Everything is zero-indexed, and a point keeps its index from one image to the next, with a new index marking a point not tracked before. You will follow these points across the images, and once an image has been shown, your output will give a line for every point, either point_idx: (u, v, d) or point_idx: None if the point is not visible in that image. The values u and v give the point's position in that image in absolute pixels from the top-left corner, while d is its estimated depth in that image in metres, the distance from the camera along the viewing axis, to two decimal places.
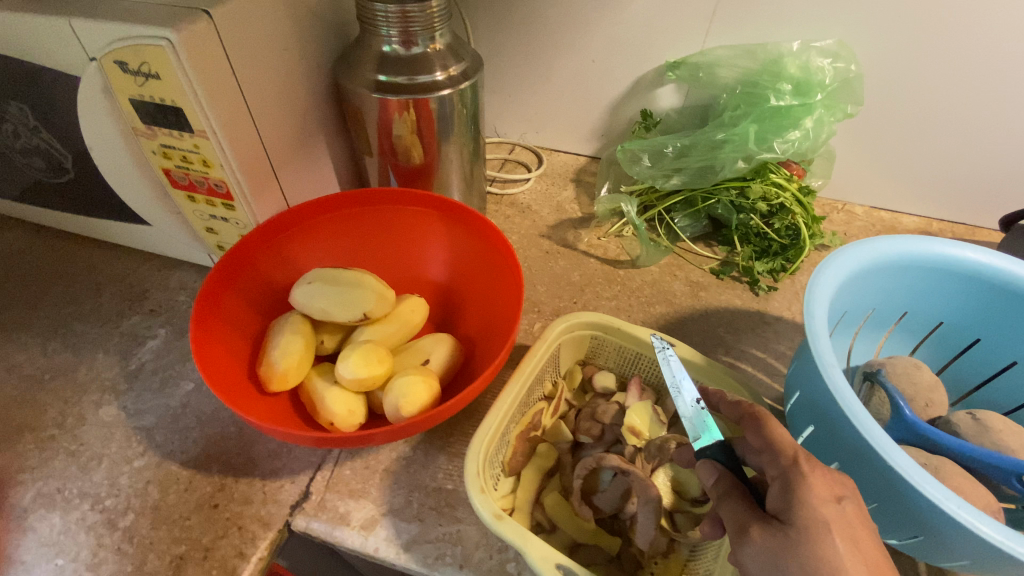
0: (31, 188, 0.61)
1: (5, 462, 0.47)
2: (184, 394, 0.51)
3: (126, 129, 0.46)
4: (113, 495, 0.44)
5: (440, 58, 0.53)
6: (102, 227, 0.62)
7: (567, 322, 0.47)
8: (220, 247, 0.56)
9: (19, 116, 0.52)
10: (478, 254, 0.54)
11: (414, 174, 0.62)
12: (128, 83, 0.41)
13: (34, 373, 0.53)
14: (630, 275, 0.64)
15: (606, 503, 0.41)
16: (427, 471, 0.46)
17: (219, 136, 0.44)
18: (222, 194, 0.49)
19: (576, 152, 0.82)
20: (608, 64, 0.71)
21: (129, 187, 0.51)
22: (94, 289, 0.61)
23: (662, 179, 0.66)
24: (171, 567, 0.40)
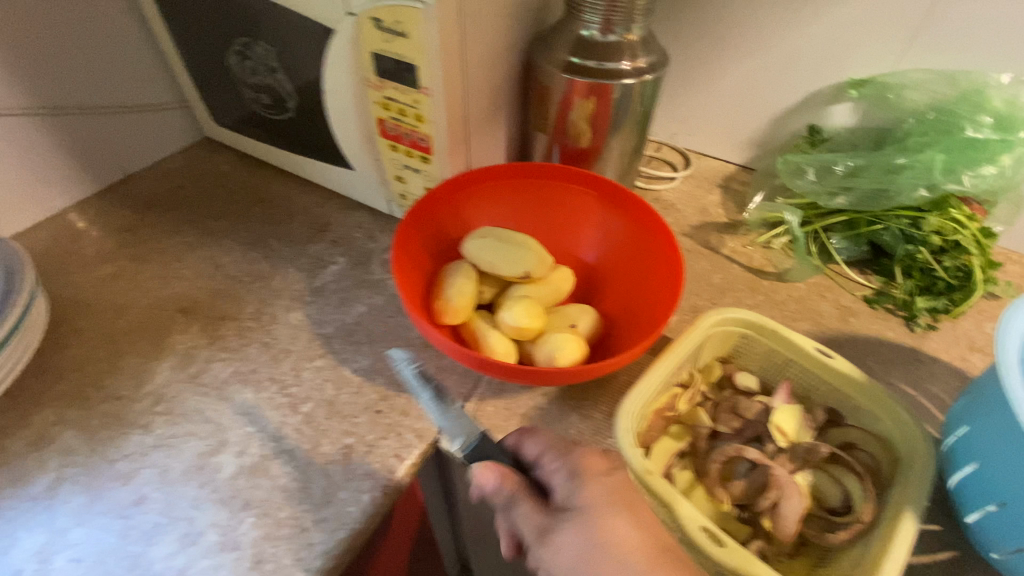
0: (251, 120, 0.71)
1: (213, 339, 0.55)
2: (358, 314, 0.59)
3: (359, 79, 0.53)
4: (297, 383, 0.52)
5: (631, 48, 0.56)
6: (300, 162, 0.71)
7: (721, 315, 0.48)
8: (400, 196, 0.63)
9: (265, 57, 0.61)
10: (632, 237, 0.56)
11: (577, 157, 0.65)
12: (377, 38, 0.48)
13: (237, 274, 0.62)
14: (774, 287, 0.63)
15: (743, 492, 0.42)
16: (562, 425, 0.50)
17: (438, 94, 0.50)
18: (421, 148, 0.55)
19: (725, 158, 0.81)
20: (784, 74, 0.70)
21: (342, 129, 0.59)
22: (287, 215, 0.70)
23: (826, 196, 0.65)
24: (341, 453, 0.47)
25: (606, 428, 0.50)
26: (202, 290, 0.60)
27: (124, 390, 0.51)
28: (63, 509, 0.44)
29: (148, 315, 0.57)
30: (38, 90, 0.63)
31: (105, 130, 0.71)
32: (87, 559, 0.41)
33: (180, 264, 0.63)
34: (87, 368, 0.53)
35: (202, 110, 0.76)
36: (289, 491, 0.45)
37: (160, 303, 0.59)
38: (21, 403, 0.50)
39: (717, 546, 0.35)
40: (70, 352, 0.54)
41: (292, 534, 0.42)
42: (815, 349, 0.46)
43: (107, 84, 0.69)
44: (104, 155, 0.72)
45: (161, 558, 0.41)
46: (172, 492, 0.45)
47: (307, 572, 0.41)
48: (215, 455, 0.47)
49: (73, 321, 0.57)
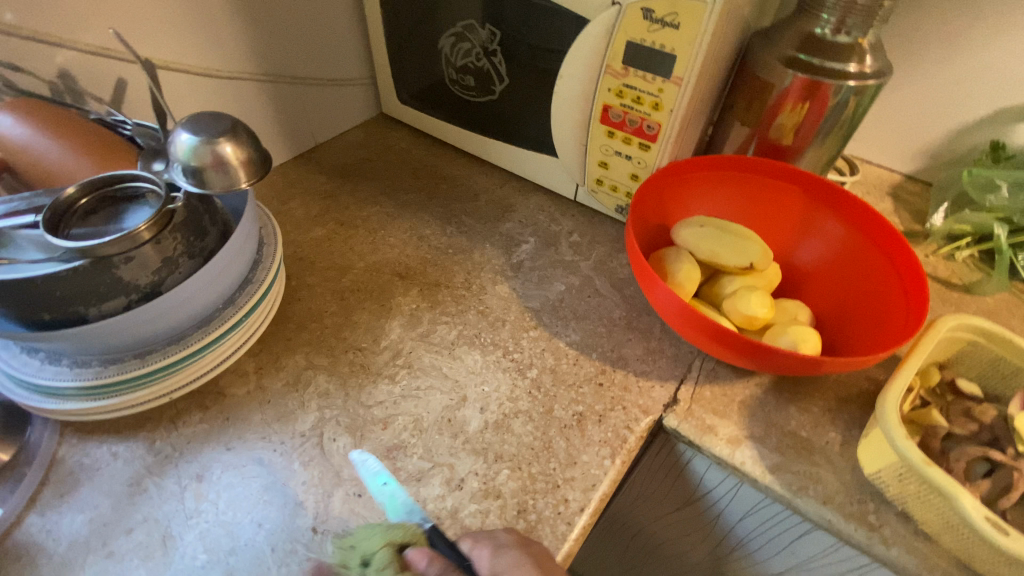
0: (443, 99, 0.75)
1: (433, 303, 0.59)
2: (559, 291, 0.62)
3: (600, 65, 0.55)
4: (519, 350, 0.55)
5: (859, 52, 0.57)
6: (486, 143, 0.74)
7: (954, 321, 0.49)
8: (596, 181, 0.66)
9: (485, 40, 0.64)
10: (846, 241, 0.57)
11: (773, 151, 0.66)
12: (640, 28, 0.50)
13: (439, 245, 0.66)
14: (963, 299, 0.64)
15: (992, 490, 0.43)
16: (783, 415, 0.51)
17: (687, 85, 0.52)
18: (646, 135, 0.58)
19: (890, 165, 0.81)
20: (977, 86, 0.70)
21: (561, 113, 0.61)
22: (472, 193, 0.74)
23: (1020, 214, 0.65)
24: (575, 419, 0.50)
25: (826, 422, 0.51)
26: (411, 257, 0.64)
27: (362, 342, 0.55)
28: (331, 446, 0.48)
29: (368, 276, 0.61)
30: (267, 58, 0.68)
31: (307, 100, 0.75)
32: (364, 494, 0.45)
33: (385, 232, 0.66)
34: (324, 321, 0.57)
35: (389, 88, 0.80)
36: (536, 450, 0.48)
37: (375, 266, 0.62)
38: (272, 347, 0.55)
39: (1006, 535, 0.37)
40: (305, 304, 0.58)
41: (547, 489, 0.45)
42: None
43: (315, 57, 0.73)
44: (302, 124, 0.76)
45: (432, 500, 0.44)
46: (428, 440, 0.48)
47: (569, 525, 0.43)
48: (460, 410, 0.50)
49: (300, 276, 0.61)
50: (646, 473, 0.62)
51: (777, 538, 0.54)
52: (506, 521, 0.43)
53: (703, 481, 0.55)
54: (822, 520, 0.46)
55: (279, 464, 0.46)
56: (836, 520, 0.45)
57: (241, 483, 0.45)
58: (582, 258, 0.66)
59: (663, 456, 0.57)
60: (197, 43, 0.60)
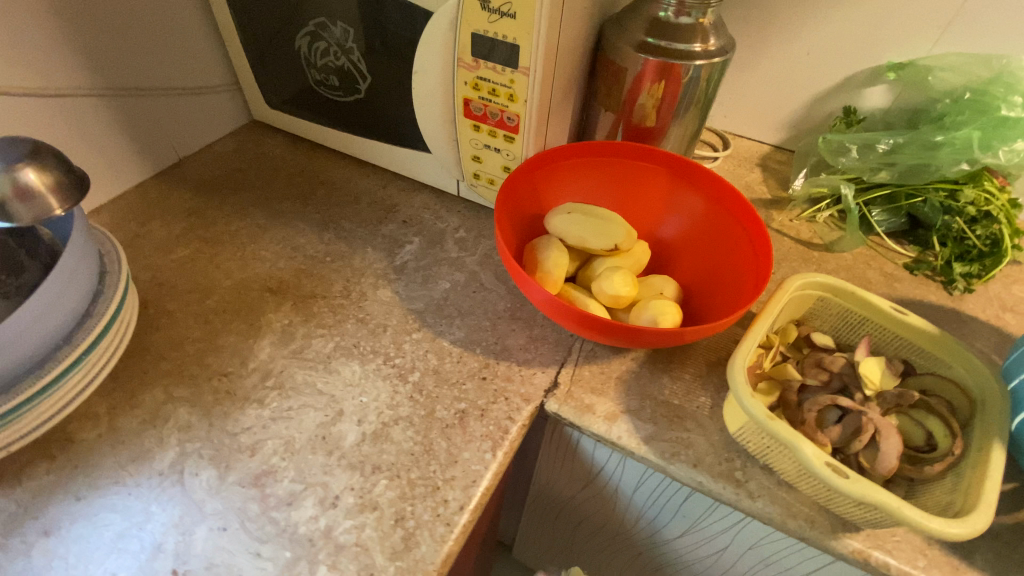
0: (312, 103, 0.72)
1: (308, 316, 0.56)
2: (444, 289, 0.60)
3: (452, 59, 0.54)
4: (400, 355, 0.54)
5: (703, 31, 0.59)
6: (362, 144, 0.72)
7: (802, 279, 0.52)
8: (473, 175, 0.65)
9: (341, 39, 0.61)
10: (709, 215, 0.59)
11: (640, 134, 0.68)
12: (481, 19, 0.50)
13: (316, 254, 0.63)
14: (824, 257, 0.68)
15: (840, 435, 0.46)
16: (656, 386, 0.53)
17: (536, 75, 0.52)
18: (509, 127, 0.57)
19: (760, 139, 0.86)
20: (823, 59, 0.75)
21: (425, 109, 0.60)
22: (352, 197, 0.71)
23: (869, 172, 0.69)
24: (457, 417, 0.49)
25: (696, 387, 0.53)
26: (285, 270, 0.61)
27: (230, 366, 0.52)
28: (193, 481, 0.45)
29: (237, 295, 0.58)
30: (104, 71, 0.62)
31: (161, 112, 0.70)
32: (230, 527, 0.42)
33: (255, 246, 0.64)
34: (187, 348, 0.53)
35: (255, 93, 0.76)
36: (416, 454, 0.47)
37: (245, 283, 0.59)
38: (128, 384, 0.51)
39: (845, 478, 0.38)
40: (165, 333, 0.54)
41: (426, 493, 0.44)
42: (891, 306, 0.50)
43: (164, 65, 0.68)
44: (159, 139, 0.71)
45: (304, 522, 0.43)
46: (300, 460, 0.46)
47: (448, 526, 0.43)
48: (336, 424, 0.48)
49: (160, 303, 0.57)
50: (549, 458, 0.63)
51: (668, 502, 0.56)
52: (383, 532, 0.42)
53: (595, 459, 0.57)
54: (693, 482, 0.48)
55: (136, 508, 0.43)
56: (705, 480, 0.47)
57: (90, 536, 0.42)
58: (467, 252, 0.65)
59: (555, 439, 0.58)
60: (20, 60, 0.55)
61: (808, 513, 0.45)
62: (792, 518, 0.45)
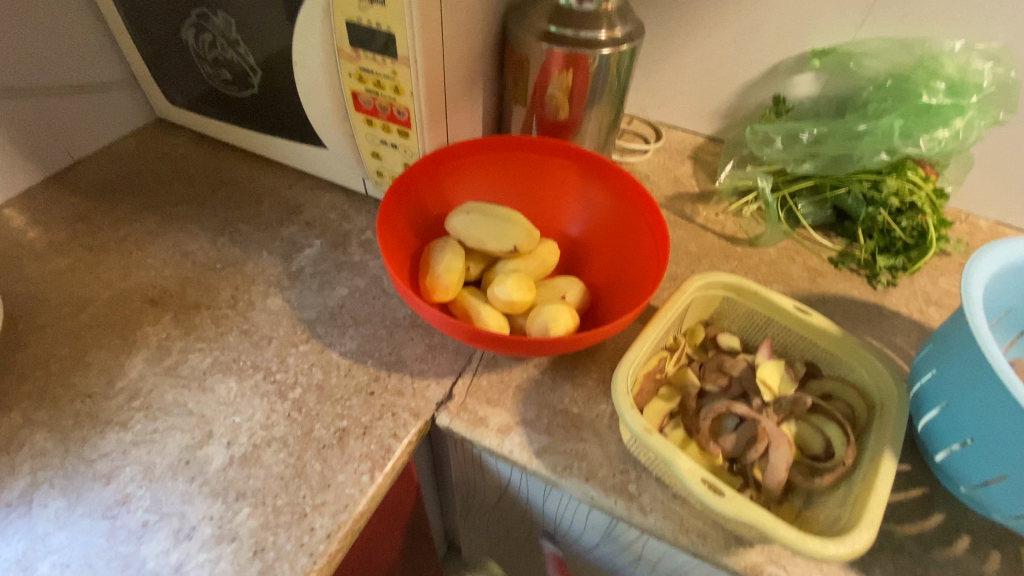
0: (210, 98, 0.68)
1: (187, 329, 0.53)
2: (341, 296, 0.57)
3: (332, 50, 0.51)
4: (283, 369, 0.50)
5: (608, 17, 0.56)
6: (265, 142, 0.68)
7: (702, 280, 0.50)
8: (376, 173, 0.61)
9: (224, 29, 0.57)
10: (617, 211, 0.57)
11: (556, 128, 0.65)
12: (352, 5, 0.46)
13: (207, 261, 0.59)
14: (748, 252, 0.66)
15: (734, 445, 0.43)
16: (556, 394, 0.50)
17: (417, 65, 0.48)
18: (400, 121, 0.54)
19: (694, 130, 0.83)
20: (752, 44, 0.72)
21: (315, 103, 0.56)
22: (255, 198, 0.67)
23: (794, 163, 0.68)
24: (336, 437, 0.46)
25: (598, 395, 0.50)
26: (170, 279, 0.57)
27: (95, 386, 0.48)
28: (37, 515, 0.41)
29: (114, 308, 0.54)
30: None
31: (48, 113, 0.65)
32: (72, 564, 0.39)
33: (142, 252, 0.60)
34: (51, 367, 0.49)
35: (153, 89, 0.71)
36: (286, 479, 0.43)
37: (124, 294, 0.55)
38: None
39: (719, 496, 0.36)
40: (29, 351, 0.50)
41: (292, 521, 0.41)
42: (793, 305, 0.48)
43: (46, 62, 0.63)
44: (47, 141, 0.66)
45: (154, 557, 0.39)
46: (158, 488, 0.42)
47: (311, 557, 0.40)
48: (202, 447, 0.45)
49: (29, 318, 0.53)
50: (459, 470, 0.60)
51: (576, 515, 0.54)
52: (239, 565, 0.39)
53: (498, 471, 0.54)
54: (586, 497, 0.45)
55: None
56: (597, 495, 0.44)
57: None
58: (371, 255, 0.61)
59: (458, 451, 0.55)
60: None
61: (703, 528, 0.43)
62: (685, 534, 0.43)
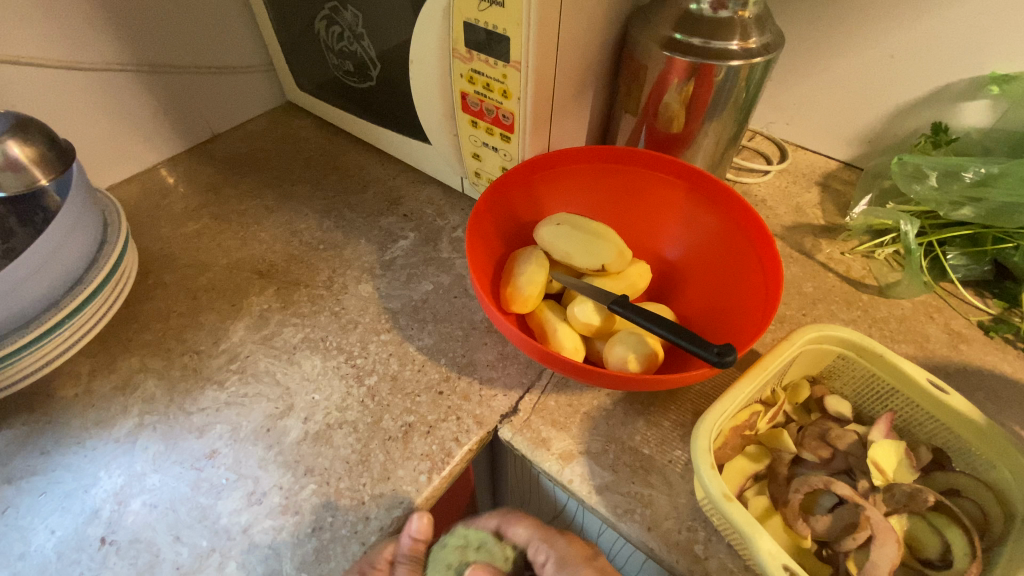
0: (334, 86, 0.71)
1: (286, 303, 0.57)
2: (425, 292, 0.58)
3: (447, 50, 0.51)
4: (363, 355, 0.52)
5: (744, 26, 0.50)
6: (376, 131, 0.71)
7: (815, 333, 0.44)
8: (475, 173, 0.61)
9: (352, 24, 0.60)
10: (724, 238, 0.52)
11: (667, 141, 0.60)
12: (471, 7, 0.46)
13: (312, 241, 0.63)
14: (874, 302, 0.57)
15: (826, 529, 0.38)
16: (627, 429, 0.47)
17: (528, 69, 0.47)
18: (504, 125, 0.53)
19: (827, 153, 0.74)
20: (915, 60, 0.62)
21: (426, 100, 0.57)
22: (361, 186, 0.70)
23: (949, 206, 0.57)
24: (402, 430, 0.47)
25: (674, 438, 0.46)
26: (278, 253, 0.62)
27: (203, 345, 0.53)
28: (141, 454, 0.46)
29: (229, 276, 0.60)
30: (139, 49, 0.65)
31: (194, 90, 0.72)
32: (161, 505, 0.43)
33: (257, 226, 0.65)
34: (170, 321, 0.55)
35: (286, 74, 0.76)
36: (350, 463, 0.45)
37: (238, 263, 0.61)
38: (112, 348, 0.53)
39: None
40: (156, 304, 0.57)
41: (351, 506, 0.43)
42: (927, 379, 0.41)
43: (199, 45, 0.70)
44: (192, 115, 0.74)
45: (227, 514, 0.42)
46: (240, 449, 0.46)
47: (362, 546, 0.41)
48: (282, 419, 0.48)
49: (159, 274, 0.60)
50: (516, 481, 0.59)
51: (632, 561, 0.50)
52: (298, 539, 0.41)
53: (556, 495, 0.52)
54: (644, 546, 0.42)
55: (88, 470, 0.45)
56: (658, 547, 0.41)
57: (44, 489, 0.44)
58: (459, 254, 0.62)
59: (518, 467, 0.54)
60: (65, 38, 0.58)
61: None
62: None
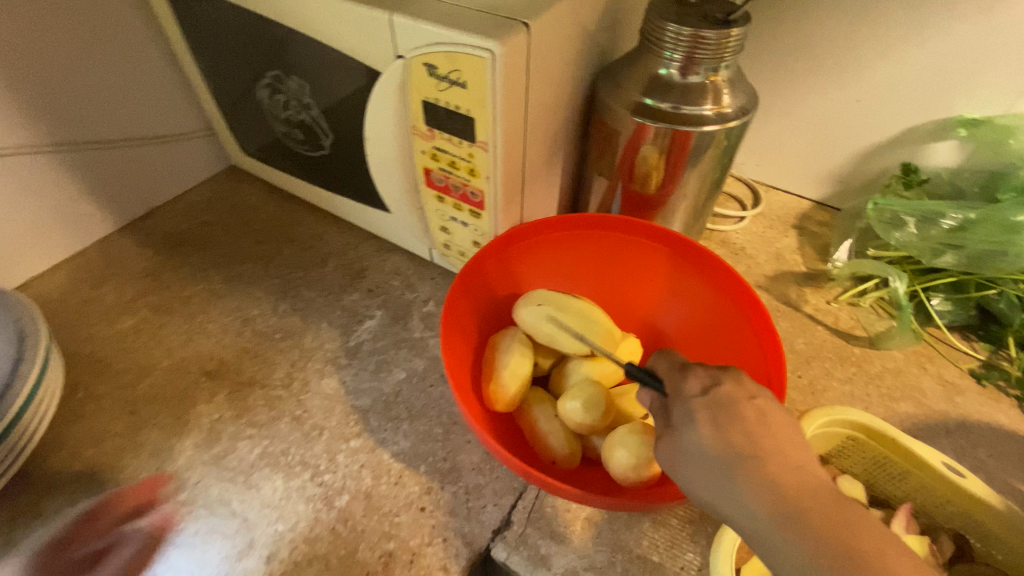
0: (282, 153, 0.66)
1: (240, 410, 0.50)
2: (397, 382, 0.52)
3: (405, 126, 0.47)
4: (331, 470, 0.46)
5: (715, 90, 0.48)
6: (331, 199, 0.65)
7: (824, 417, 0.41)
8: (444, 245, 0.57)
9: (298, 92, 0.55)
10: (716, 309, 0.49)
11: (642, 201, 0.57)
12: (430, 86, 0.42)
13: (266, 330, 0.57)
14: (866, 355, 0.56)
15: None
16: (632, 535, 0.43)
17: (497, 149, 0.43)
18: (473, 202, 0.49)
19: (799, 193, 0.73)
20: (881, 104, 0.61)
21: (386, 173, 0.53)
22: (319, 259, 0.64)
23: (930, 254, 0.56)
24: (382, 562, 0.41)
25: (684, 539, 0.43)
26: (228, 348, 0.55)
27: (144, 471, 0.47)
28: None
29: (174, 380, 0.53)
30: (56, 128, 0.57)
31: (125, 164, 0.65)
32: None
33: (204, 316, 0.58)
34: (104, 444, 0.48)
35: (228, 139, 0.70)
36: None
37: (183, 364, 0.54)
38: (33, 485, 0.46)
39: None
40: (86, 424, 0.50)
41: None
42: (944, 463, 0.38)
43: (128, 116, 0.63)
44: (124, 191, 0.67)
45: None
46: None
47: None
48: (241, 560, 0.41)
49: (90, 385, 0.52)
50: None
51: None
52: None
53: None
54: None
55: None
56: None
57: None
58: (432, 334, 0.57)
59: None
60: None
61: None
62: None
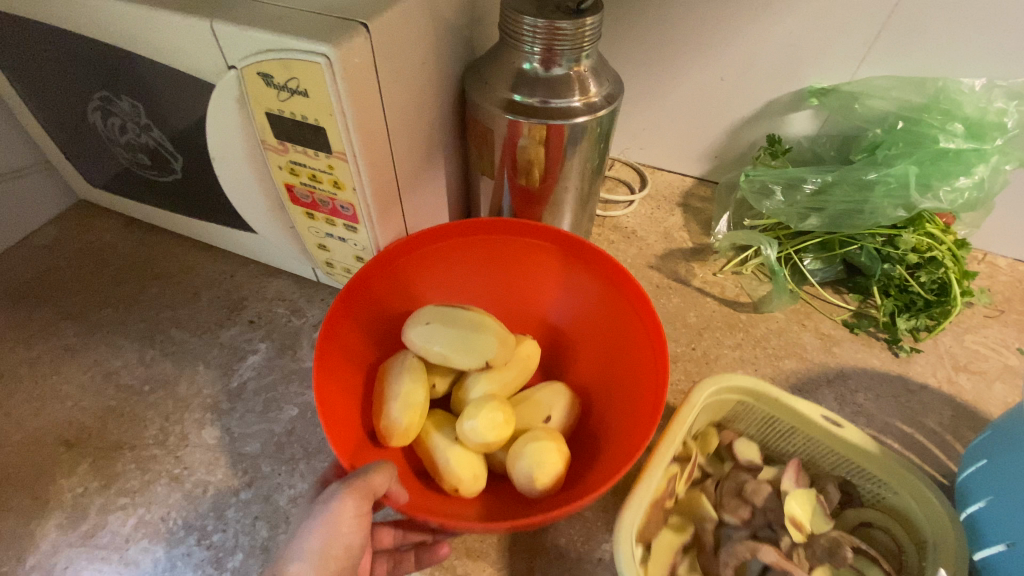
0: (132, 182, 0.59)
1: (105, 480, 0.44)
2: (289, 419, 0.49)
3: (255, 142, 0.43)
4: (219, 529, 0.42)
5: (580, 80, 0.48)
6: (197, 227, 0.59)
7: (712, 385, 0.42)
8: (327, 264, 0.53)
9: (133, 114, 0.49)
10: (606, 301, 0.49)
11: (528, 196, 0.57)
12: (270, 97, 0.38)
13: (133, 383, 0.51)
14: (752, 320, 0.59)
15: None
16: (548, 535, 0.42)
17: (357, 158, 0.40)
18: (345, 216, 0.46)
19: (681, 172, 0.76)
20: (741, 82, 0.65)
21: (247, 195, 0.48)
22: (191, 294, 0.58)
23: (797, 218, 0.60)
24: None
25: (599, 529, 0.43)
26: (87, 411, 0.49)
27: None
28: None
29: (20, 458, 0.46)
30: None
31: None
32: None
33: (55, 377, 0.51)
34: None
35: (67, 172, 0.62)
36: None
37: (30, 437, 0.47)
38: None
39: None
40: None
41: None
42: (822, 415, 0.41)
43: None
44: None
45: None
46: None
47: None
48: None
49: None
50: None
51: None
52: None
53: None
54: None
55: None
56: None
57: None
58: None
59: None
60: None
61: None
62: None
